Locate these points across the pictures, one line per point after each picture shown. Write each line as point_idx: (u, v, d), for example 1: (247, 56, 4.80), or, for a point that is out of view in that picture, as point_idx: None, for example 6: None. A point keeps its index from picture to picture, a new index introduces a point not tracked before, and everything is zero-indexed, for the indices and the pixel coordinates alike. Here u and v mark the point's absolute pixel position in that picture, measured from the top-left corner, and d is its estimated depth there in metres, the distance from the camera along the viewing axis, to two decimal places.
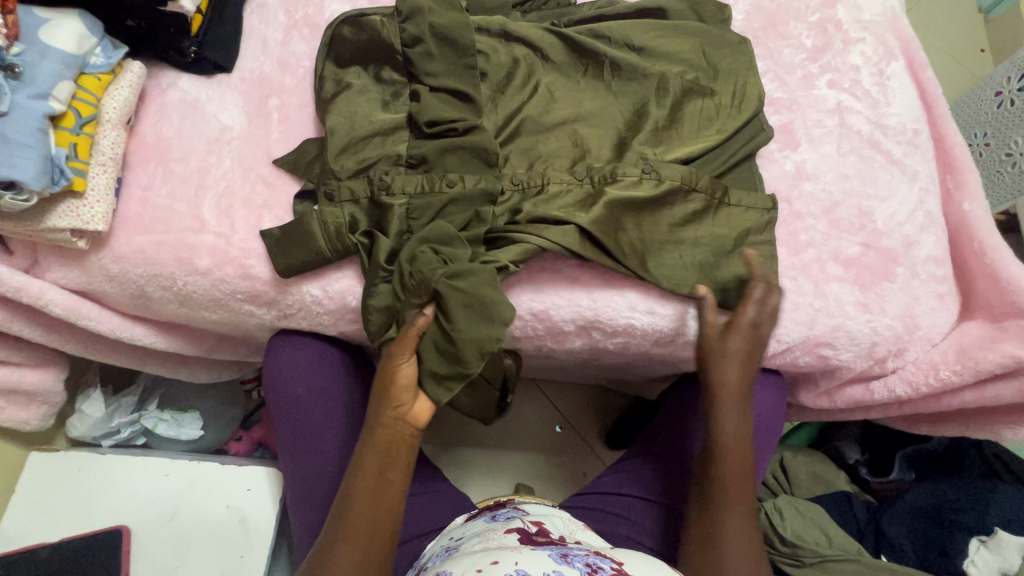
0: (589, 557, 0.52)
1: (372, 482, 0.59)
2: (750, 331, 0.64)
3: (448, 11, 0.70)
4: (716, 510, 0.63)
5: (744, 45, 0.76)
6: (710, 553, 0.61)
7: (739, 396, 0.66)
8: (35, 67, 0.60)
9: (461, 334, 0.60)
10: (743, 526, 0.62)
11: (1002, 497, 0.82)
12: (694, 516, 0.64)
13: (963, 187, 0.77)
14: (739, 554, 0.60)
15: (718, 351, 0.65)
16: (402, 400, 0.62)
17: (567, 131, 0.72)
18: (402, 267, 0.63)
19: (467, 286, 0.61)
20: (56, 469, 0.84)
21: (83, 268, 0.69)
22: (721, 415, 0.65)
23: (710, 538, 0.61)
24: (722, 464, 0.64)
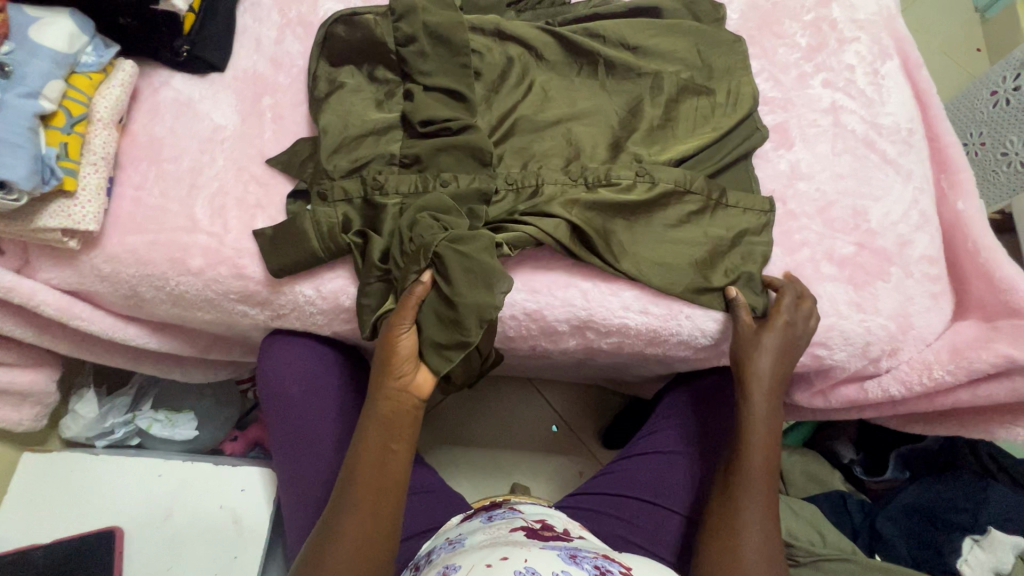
0: (598, 559, 0.52)
1: (375, 452, 0.58)
2: (784, 332, 0.65)
3: (442, 10, 0.70)
4: (739, 502, 0.62)
5: (739, 44, 0.75)
6: (729, 542, 0.60)
7: (770, 391, 0.65)
8: (25, 66, 0.60)
9: (463, 298, 0.60)
10: (765, 522, 0.61)
11: (996, 495, 0.82)
12: (716, 506, 0.64)
13: (956, 187, 0.77)
14: (760, 547, 0.59)
15: (753, 343, 0.65)
16: (404, 370, 0.61)
17: (562, 132, 0.71)
18: (403, 232, 0.64)
19: (467, 249, 0.61)
20: (49, 469, 0.84)
21: (75, 268, 0.68)
22: (755, 408, 0.65)
23: (732, 528, 0.60)
24: (752, 457, 0.63)
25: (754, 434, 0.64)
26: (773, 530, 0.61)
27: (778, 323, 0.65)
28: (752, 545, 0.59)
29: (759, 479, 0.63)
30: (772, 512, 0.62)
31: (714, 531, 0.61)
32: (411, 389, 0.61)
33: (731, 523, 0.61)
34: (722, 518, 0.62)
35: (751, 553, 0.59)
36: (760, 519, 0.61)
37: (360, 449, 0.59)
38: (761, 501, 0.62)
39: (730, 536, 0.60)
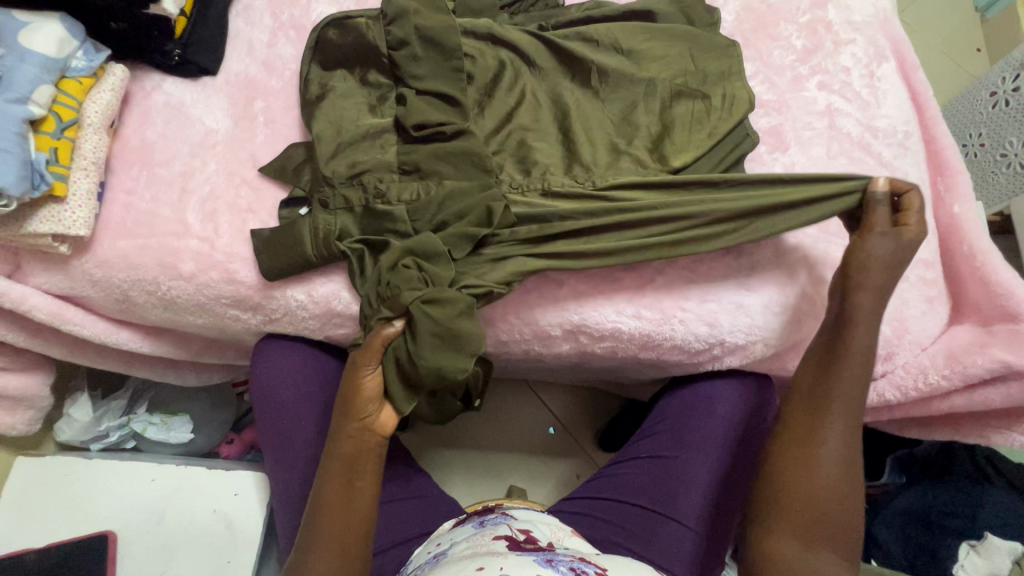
0: (574, 562, 0.52)
1: (340, 490, 0.58)
2: (914, 241, 0.62)
3: (434, 13, 0.69)
4: (828, 408, 0.59)
5: (734, 47, 0.75)
6: (808, 453, 0.58)
7: (877, 293, 0.61)
8: (15, 71, 0.60)
9: (426, 360, 0.59)
10: (848, 432, 0.59)
11: (990, 501, 0.82)
12: (798, 410, 0.61)
13: (953, 190, 0.76)
14: (840, 457, 0.58)
15: (866, 248, 0.62)
16: (368, 411, 0.61)
17: (555, 138, 0.71)
18: (381, 272, 0.64)
19: (441, 314, 0.60)
20: (43, 473, 0.84)
21: (66, 273, 0.68)
22: (859, 309, 0.61)
23: (815, 438, 0.59)
24: (847, 369, 0.60)
25: (851, 347, 0.61)
26: (852, 445, 0.59)
27: (911, 232, 0.62)
28: (832, 457, 0.58)
29: (848, 393, 0.60)
30: (857, 426, 0.59)
31: (791, 439, 0.60)
32: (375, 427, 0.61)
33: (814, 434, 0.59)
34: (804, 427, 0.60)
35: (829, 464, 0.57)
36: (842, 432, 0.59)
37: (325, 482, 0.59)
38: (849, 417, 0.59)
39: (808, 445, 0.58)
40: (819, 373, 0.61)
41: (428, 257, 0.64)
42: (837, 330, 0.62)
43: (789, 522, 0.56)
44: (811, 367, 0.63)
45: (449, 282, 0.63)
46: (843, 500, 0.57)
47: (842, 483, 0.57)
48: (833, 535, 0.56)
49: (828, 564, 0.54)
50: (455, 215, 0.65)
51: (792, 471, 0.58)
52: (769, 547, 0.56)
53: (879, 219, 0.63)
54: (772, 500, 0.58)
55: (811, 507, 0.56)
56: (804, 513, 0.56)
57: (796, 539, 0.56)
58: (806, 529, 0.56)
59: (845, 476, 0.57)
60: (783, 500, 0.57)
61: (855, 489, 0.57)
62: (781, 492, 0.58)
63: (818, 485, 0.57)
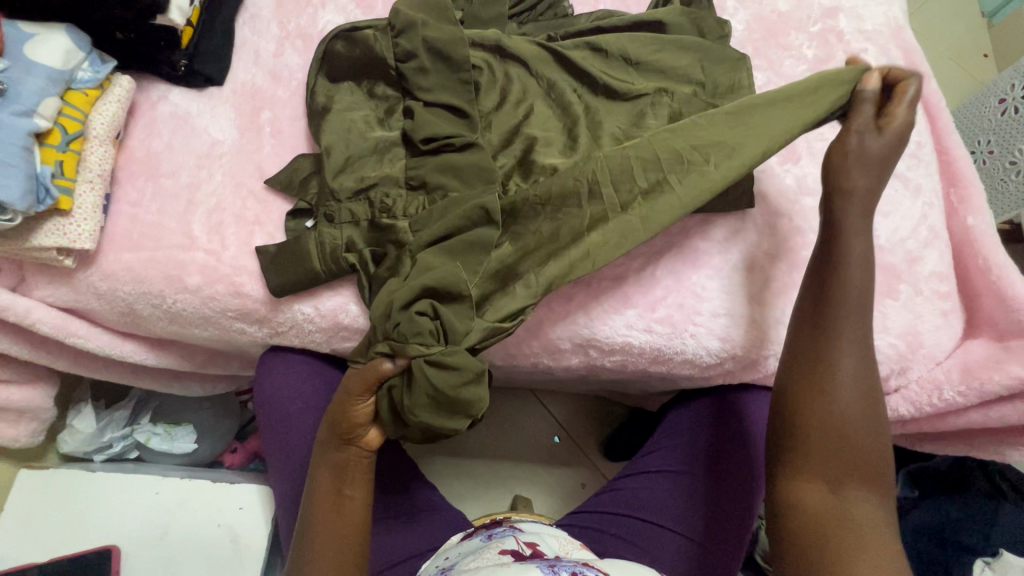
0: (577, 566, 0.52)
1: (329, 499, 0.59)
2: (904, 134, 0.56)
3: (442, 25, 0.69)
4: (835, 332, 0.54)
5: (744, 62, 0.73)
6: (818, 392, 0.54)
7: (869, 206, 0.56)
8: (20, 84, 0.59)
9: (417, 418, 0.58)
10: (863, 351, 0.54)
11: (1006, 519, 0.81)
12: (804, 338, 0.56)
13: (967, 203, 0.75)
14: (859, 385, 0.53)
15: (859, 148, 0.56)
16: (354, 436, 0.61)
17: (562, 150, 0.69)
18: (394, 312, 0.59)
19: (444, 381, 0.57)
20: (47, 484, 0.83)
21: (71, 286, 0.68)
22: (852, 229, 0.56)
23: (824, 374, 0.54)
24: (847, 291, 0.55)
25: (846, 270, 0.55)
26: (867, 366, 0.54)
27: (899, 121, 0.55)
28: (847, 388, 0.53)
29: (850, 316, 0.54)
30: (865, 346, 0.54)
31: (798, 380, 0.55)
32: (361, 444, 0.61)
33: (821, 371, 0.54)
34: (808, 363, 0.55)
35: (844, 398, 0.53)
36: (852, 358, 0.54)
37: (315, 490, 0.60)
38: (855, 342, 0.54)
39: (819, 382, 0.54)
40: (816, 303, 0.56)
41: (447, 299, 0.60)
42: (826, 249, 0.56)
43: (813, 467, 0.53)
44: (805, 289, 0.58)
45: (461, 335, 0.59)
46: (866, 429, 0.53)
47: (861, 412, 0.53)
48: (861, 468, 0.52)
49: (861, 499, 0.51)
50: (459, 222, 0.64)
51: (806, 414, 0.54)
52: (795, 496, 0.53)
53: (861, 119, 0.57)
54: (790, 445, 0.55)
55: (832, 445, 0.53)
56: (826, 453, 0.53)
57: (824, 483, 0.52)
58: (832, 470, 0.52)
59: (864, 404, 0.53)
60: (803, 445, 0.54)
61: (879, 416, 0.53)
62: (799, 437, 0.54)
63: (837, 421, 0.53)
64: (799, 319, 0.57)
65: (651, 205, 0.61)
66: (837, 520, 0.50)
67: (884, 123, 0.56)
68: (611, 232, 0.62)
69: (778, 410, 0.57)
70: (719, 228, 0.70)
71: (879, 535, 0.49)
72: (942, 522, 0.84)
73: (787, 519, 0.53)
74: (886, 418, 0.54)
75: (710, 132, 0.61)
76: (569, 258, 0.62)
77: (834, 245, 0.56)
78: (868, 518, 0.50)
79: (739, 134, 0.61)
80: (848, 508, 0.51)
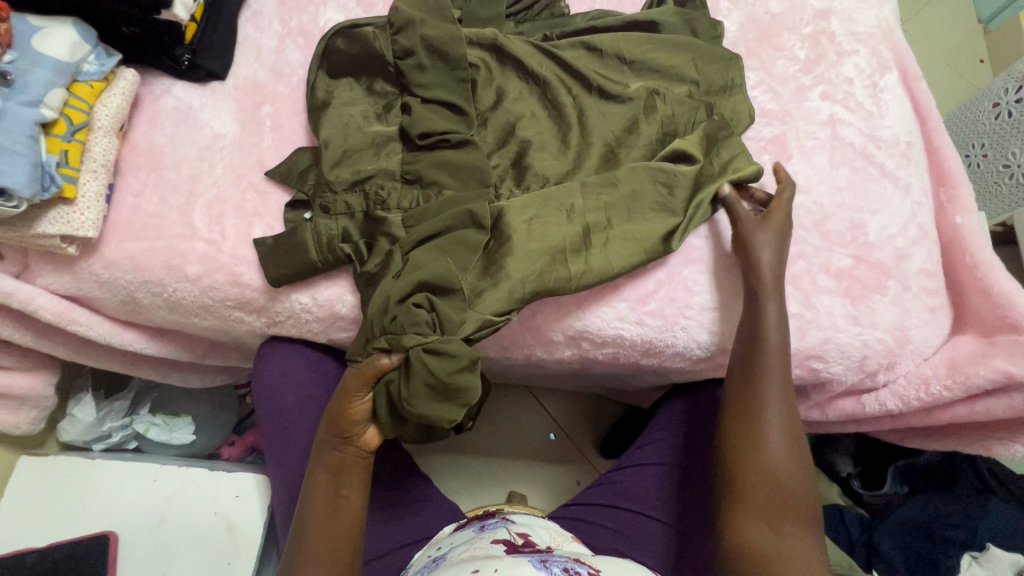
0: (568, 562, 0.52)
1: (326, 499, 0.60)
2: (784, 219, 0.67)
3: (440, 23, 0.70)
4: (761, 384, 0.61)
5: (735, 60, 0.76)
6: (752, 444, 0.59)
7: (779, 288, 0.64)
8: (28, 74, 0.61)
9: (415, 409, 0.59)
10: (786, 399, 0.61)
11: (993, 517, 0.82)
12: (737, 390, 0.62)
13: (955, 202, 0.77)
14: (786, 432, 0.60)
15: (753, 234, 0.66)
16: (352, 433, 0.62)
17: (553, 150, 0.72)
18: (391, 306, 0.61)
19: (439, 368, 0.58)
20: (46, 472, 0.84)
21: (73, 274, 0.69)
22: (768, 299, 0.63)
23: (755, 425, 0.60)
24: (769, 353, 0.61)
25: (767, 334, 0.62)
26: (792, 415, 0.61)
27: (777, 209, 0.67)
28: (774, 439, 0.59)
29: (774, 374, 0.61)
30: (788, 399, 0.61)
31: (734, 431, 0.61)
32: (359, 443, 0.62)
33: (751, 423, 0.60)
34: (744, 416, 0.61)
35: (774, 447, 0.59)
36: (777, 412, 0.60)
37: (312, 488, 0.61)
38: (779, 398, 0.60)
39: (751, 434, 0.60)
40: (744, 363, 0.62)
41: (442, 292, 0.61)
42: (751, 317, 0.63)
43: (753, 511, 0.57)
44: (738, 346, 0.64)
45: (458, 326, 0.60)
46: (796, 476, 0.58)
47: (790, 458, 0.59)
48: (796, 512, 0.57)
49: (796, 539, 0.56)
50: (449, 221, 0.65)
51: (745, 462, 0.59)
52: (739, 539, 0.57)
53: (746, 214, 0.67)
54: (730, 494, 0.59)
55: (767, 492, 0.57)
56: (762, 499, 0.57)
57: (766, 528, 0.56)
58: (769, 514, 0.57)
59: (791, 453, 0.59)
60: (741, 491, 0.58)
61: (805, 460, 0.59)
62: (737, 488, 0.59)
63: (769, 470, 0.58)
64: (732, 376, 0.63)
65: (619, 253, 0.66)
66: (777, 561, 0.54)
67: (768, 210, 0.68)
68: (581, 266, 0.65)
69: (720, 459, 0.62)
70: (709, 224, 0.72)
71: (813, 571, 0.53)
72: (931, 519, 0.84)
73: (733, 561, 0.57)
74: (812, 465, 0.60)
75: (659, 196, 0.68)
76: (553, 276, 0.64)
77: (756, 309, 0.63)
78: (803, 556, 0.55)
79: (687, 204, 0.68)
80: (785, 548, 0.55)
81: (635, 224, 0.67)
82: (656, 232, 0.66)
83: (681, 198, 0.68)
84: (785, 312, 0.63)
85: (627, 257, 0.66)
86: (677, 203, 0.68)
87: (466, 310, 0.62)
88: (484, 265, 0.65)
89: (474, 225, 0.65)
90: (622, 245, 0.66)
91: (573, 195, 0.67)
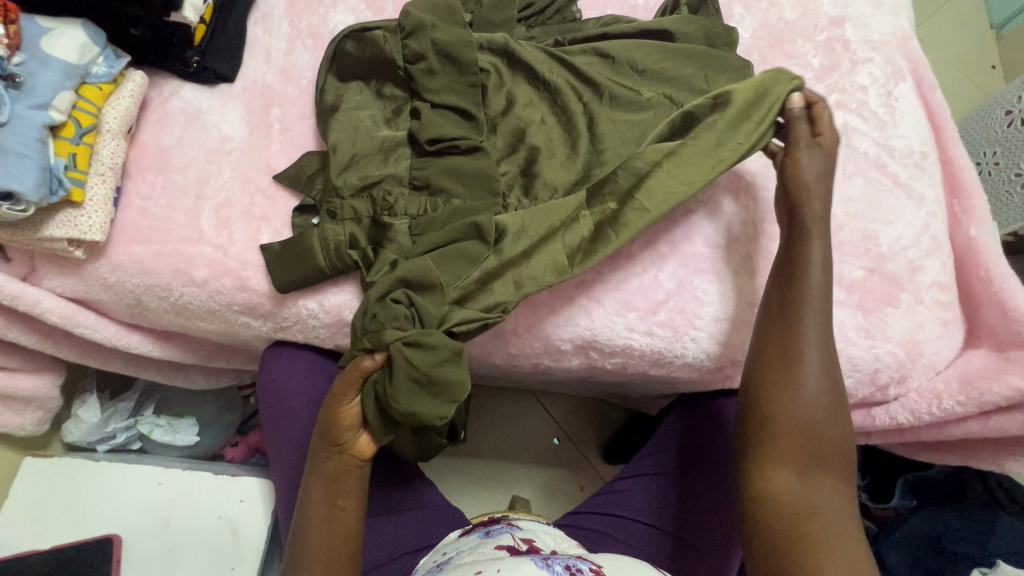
0: (569, 560, 0.52)
1: (322, 510, 0.60)
2: (833, 144, 0.63)
3: (451, 27, 0.69)
4: (800, 326, 0.59)
5: (747, 68, 0.73)
6: (788, 386, 0.58)
7: (825, 229, 0.62)
8: (36, 77, 0.60)
9: (399, 405, 0.58)
10: (825, 341, 0.59)
11: (1004, 532, 0.82)
12: (773, 332, 0.61)
13: (970, 213, 0.76)
14: (823, 377, 0.58)
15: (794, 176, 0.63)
16: (345, 437, 0.61)
17: (562, 158, 0.71)
18: (370, 305, 0.62)
19: (422, 360, 0.58)
20: (50, 473, 0.84)
21: (80, 276, 0.68)
22: (813, 246, 0.61)
23: (793, 369, 0.58)
24: (809, 293, 0.60)
25: (809, 278, 0.60)
26: (829, 359, 0.59)
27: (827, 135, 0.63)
28: (812, 383, 0.58)
29: (814, 317, 0.59)
30: (828, 343, 0.59)
31: (769, 373, 0.59)
32: (354, 451, 0.62)
33: (789, 366, 0.58)
34: (780, 356, 0.59)
35: (811, 393, 0.57)
36: (817, 358, 0.58)
37: (308, 501, 0.60)
38: (819, 342, 0.59)
39: (787, 377, 0.58)
40: (784, 307, 0.60)
41: (421, 288, 0.62)
42: (793, 260, 0.62)
43: (784, 457, 0.57)
44: (776, 288, 0.62)
45: (437, 322, 0.61)
46: (831, 424, 0.57)
47: (827, 404, 0.57)
48: (826, 458, 0.56)
49: (827, 488, 0.55)
50: (455, 232, 0.65)
51: (778, 404, 0.58)
52: (766, 484, 0.57)
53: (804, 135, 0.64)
54: (761, 439, 0.58)
55: (800, 437, 0.57)
56: (794, 444, 0.57)
57: (795, 472, 0.56)
58: (801, 462, 0.56)
59: (829, 399, 0.57)
60: (773, 436, 0.58)
61: (841, 406, 0.58)
62: (770, 429, 0.58)
63: (804, 415, 0.57)
64: (769, 318, 0.61)
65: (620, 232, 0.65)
66: (804, 507, 0.54)
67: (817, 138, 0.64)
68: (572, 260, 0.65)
69: (748, 400, 0.60)
70: (721, 233, 0.71)
71: (842, 515, 0.54)
72: (939, 532, 0.84)
73: (760, 506, 0.56)
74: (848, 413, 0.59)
75: (697, 150, 0.65)
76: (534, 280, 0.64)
77: (799, 258, 0.61)
78: (831, 504, 0.54)
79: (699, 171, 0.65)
80: (814, 495, 0.55)
81: (670, 174, 0.65)
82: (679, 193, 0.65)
83: (721, 153, 0.65)
84: (830, 255, 0.62)
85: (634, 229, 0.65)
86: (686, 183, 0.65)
87: (445, 303, 0.62)
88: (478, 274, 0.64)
89: (477, 237, 0.65)
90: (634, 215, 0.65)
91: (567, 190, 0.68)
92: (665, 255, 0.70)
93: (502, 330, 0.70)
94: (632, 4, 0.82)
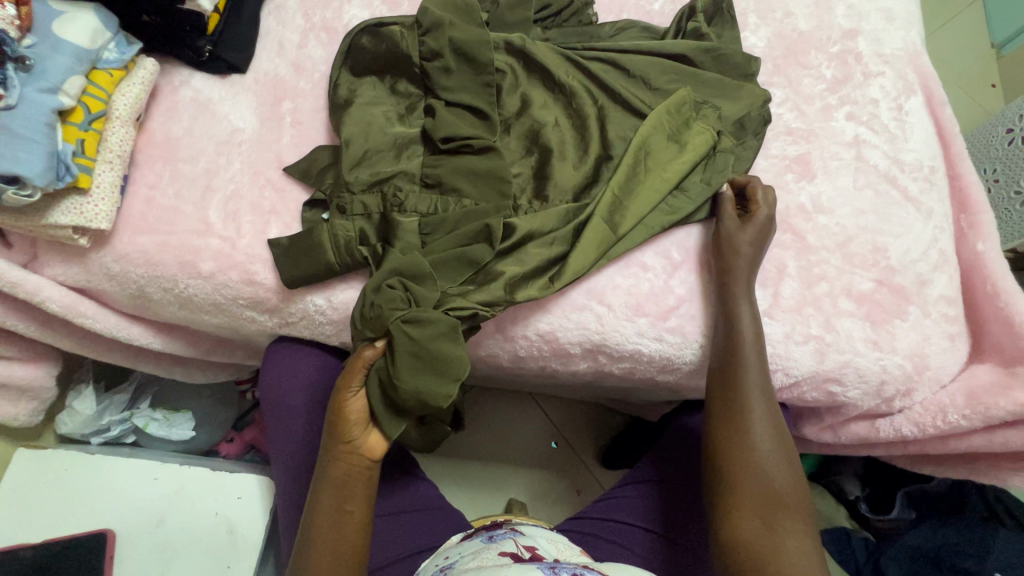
0: (577, 570, 0.50)
1: (330, 515, 0.58)
2: (766, 224, 0.67)
3: (469, 26, 0.69)
4: (740, 377, 0.62)
5: (766, 100, 0.75)
6: (738, 435, 0.60)
7: (749, 284, 0.65)
8: (47, 60, 0.59)
9: (403, 384, 0.57)
10: (764, 388, 0.62)
11: (1001, 545, 0.84)
12: (717, 384, 0.63)
13: (977, 228, 0.76)
14: (768, 422, 0.61)
15: (734, 238, 0.67)
16: (354, 434, 0.61)
17: (574, 160, 0.70)
18: (367, 297, 0.61)
19: (421, 335, 0.58)
20: (43, 465, 0.82)
21: (83, 265, 0.67)
22: (740, 305, 0.64)
23: (741, 420, 0.60)
24: (745, 344, 0.63)
25: (743, 325, 0.63)
26: (771, 405, 0.62)
27: (761, 217, 0.67)
28: (760, 432, 0.60)
29: (754, 368, 0.62)
30: (768, 392, 0.62)
31: (720, 426, 0.61)
32: (364, 451, 0.61)
33: (738, 419, 0.61)
34: (728, 407, 0.62)
35: (760, 442, 0.59)
36: (762, 407, 0.61)
37: (316, 506, 0.59)
38: (760, 391, 0.61)
39: (737, 427, 0.60)
40: (723, 365, 0.63)
41: (414, 277, 0.62)
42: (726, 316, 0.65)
43: (745, 505, 0.57)
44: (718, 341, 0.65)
45: (433, 304, 0.61)
46: (784, 469, 0.58)
47: (774, 448, 0.59)
48: (784, 502, 0.57)
49: (791, 531, 0.55)
50: (465, 234, 0.65)
51: (731, 453, 0.60)
52: (733, 535, 0.57)
53: (728, 213, 0.69)
54: (723, 490, 0.59)
55: (758, 486, 0.58)
56: (754, 492, 0.57)
57: (758, 520, 0.56)
58: (762, 508, 0.57)
59: (778, 447, 0.59)
60: (735, 489, 0.58)
61: (786, 449, 0.60)
62: (726, 477, 0.59)
63: (758, 463, 0.59)
64: (713, 377, 0.64)
65: (583, 241, 0.65)
66: (773, 555, 0.54)
67: (750, 214, 0.68)
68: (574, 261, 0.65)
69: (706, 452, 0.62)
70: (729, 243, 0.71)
71: (807, 557, 0.53)
72: (939, 547, 0.86)
73: (730, 558, 0.56)
74: (797, 455, 0.61)
75: (660, 175, 0.69)
76: (526, 287, 0.64)
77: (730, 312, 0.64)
78: (800, 549, 0.54)
79: (667, 202, 0.70)
80: (779, 540, 0.55)
81: (628, 201, 0.68)
82: (627, 218, 0.67)
83: (666, 174, 0.69)
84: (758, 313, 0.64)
85: (595, 249, 0.65)
86: (674, 208, 0.69)
87: (439, 289, 0.62)
88: (477, 276, 0.64)
89: (485, 241, 0.64)
90: (594, 229, 0.66)
91: (563, 196, 0.69)
92: (677, 261, 0.70)
93: (510, 333, 0.69)
94: (647, 8, 0.82)
